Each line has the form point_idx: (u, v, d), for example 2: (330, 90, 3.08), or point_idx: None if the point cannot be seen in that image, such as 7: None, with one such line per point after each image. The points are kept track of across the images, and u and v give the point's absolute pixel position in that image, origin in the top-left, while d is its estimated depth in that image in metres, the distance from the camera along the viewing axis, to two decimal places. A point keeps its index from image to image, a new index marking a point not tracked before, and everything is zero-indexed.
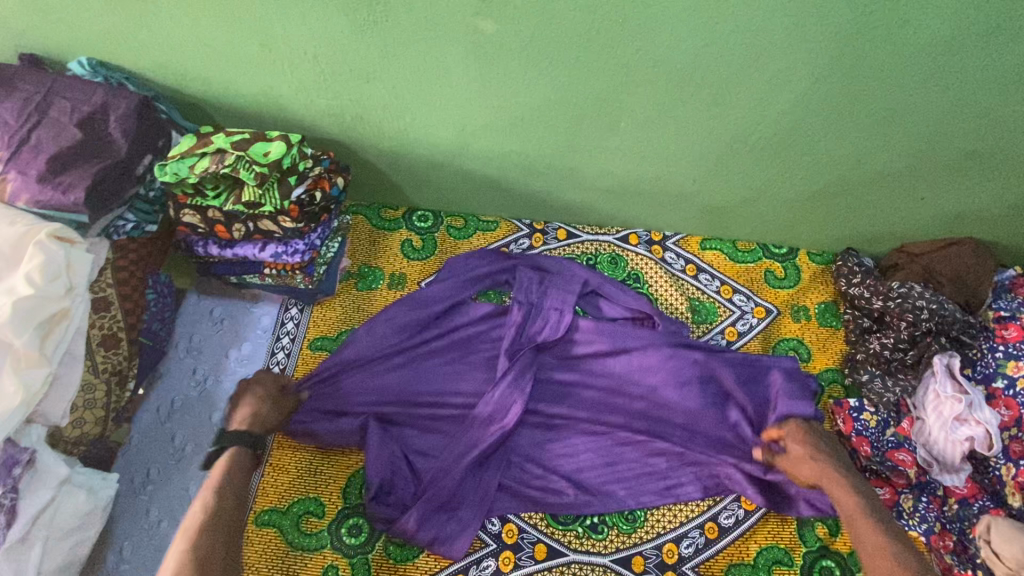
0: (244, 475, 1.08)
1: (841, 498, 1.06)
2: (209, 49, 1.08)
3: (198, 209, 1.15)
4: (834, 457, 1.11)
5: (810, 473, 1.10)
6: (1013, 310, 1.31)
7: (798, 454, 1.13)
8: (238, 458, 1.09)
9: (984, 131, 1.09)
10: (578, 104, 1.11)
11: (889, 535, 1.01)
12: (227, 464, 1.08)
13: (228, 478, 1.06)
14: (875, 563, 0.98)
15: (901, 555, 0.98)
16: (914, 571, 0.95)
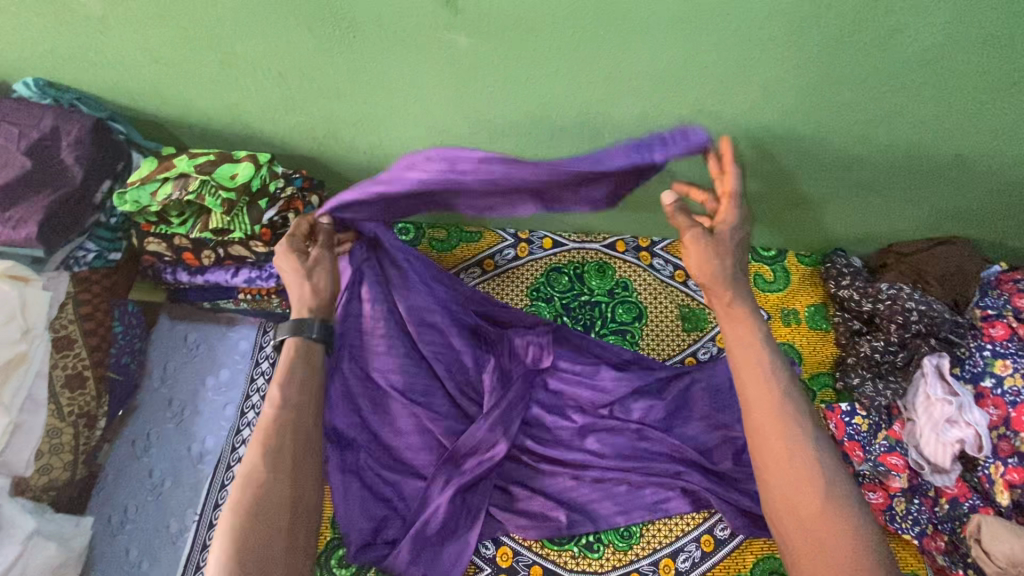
0: (311, 366, 0.95)
1: (740, 337, 0.95)
2: (166, 67, 1.01)
3: (163, 236, 1.10)
4: (734, 257, 1.00)
5: (708, 273, 0.98)
6: (999, 308, 1.31)
7: (722, 254, 0.99)
8: (299, 346, 0.96)
9: (973, 134, 1.07)
10: (560, 115, 1.07)
11: (781, 378, 0.92)
12: (293, 351, 0.95)
13: (294, 366, 0.93)
14: (750, 390, 0.91)
15: (783, 392, 0.90)
16: (789, 406, 0.90)
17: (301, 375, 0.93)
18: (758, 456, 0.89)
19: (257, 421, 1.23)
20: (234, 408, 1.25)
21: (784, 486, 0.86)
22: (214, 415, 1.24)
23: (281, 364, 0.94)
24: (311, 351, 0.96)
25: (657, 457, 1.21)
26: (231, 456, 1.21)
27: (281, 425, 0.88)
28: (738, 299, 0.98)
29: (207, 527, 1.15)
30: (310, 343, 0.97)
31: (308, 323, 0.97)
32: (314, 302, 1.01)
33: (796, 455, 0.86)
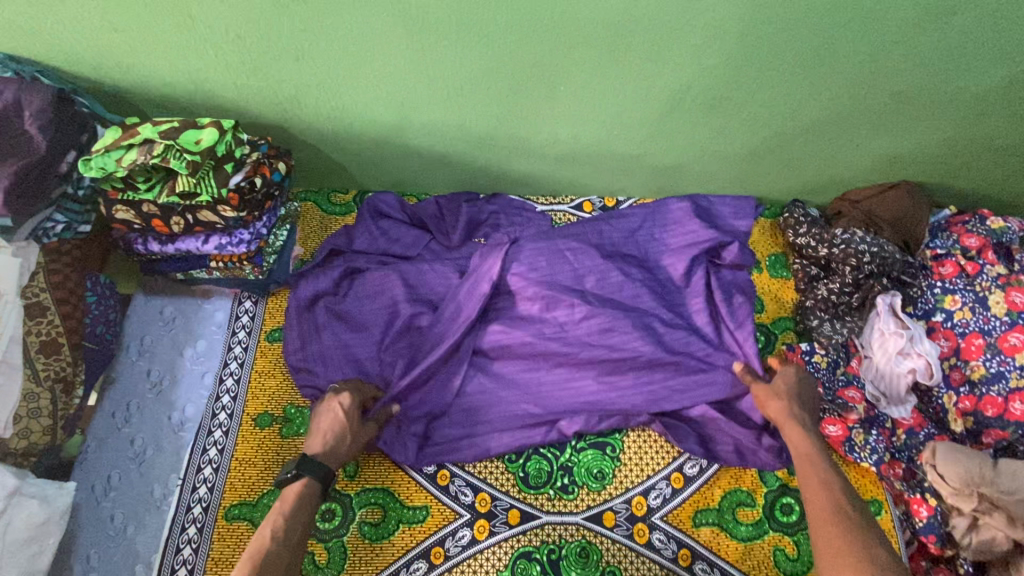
0: (311, 511, 1.02)
1: (794, 436, 1.13)
2: (125, 35, 1.03)
3: (131, 203, 1.11)
4: (804, 401, 1.18)
5: (775, 410, 1.16)
6: (948, 248, 1.37)
7: (784, 396, 1.18)
8: (309, 492, 1.03)
9: (905, 73, 1.13)
10: (516, 69, 1.10)
11: (841, 487, 1.04)
12: (302, 491, 1.03)
13: (296, 512, 1.00)
14: (811, 495, 1.05)
15: (841, 497, 1.02)
16: (847, 509, 1.01)
17: (303, 521, 1.00)
18: (813, 526, 1.02)
19: (236, 389, 1.26)
20: (213, 376, 1.27)
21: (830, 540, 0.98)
22: (193, 384, 1.26)
23: (286, 502, 1.01)
24: (314, 498, 1.04)
25: (631, 376, 1.23)
26: (213, 422, 1.23)
27: (274, 564, 0.93)
28: (795, 417, 1.15)
29: (191, 491, 1.17)
30: (321, 492, 1.05)
31: (331, 477, 1.05)
32: (339, 455, 1.08)
33: (839, 526, 0.98)
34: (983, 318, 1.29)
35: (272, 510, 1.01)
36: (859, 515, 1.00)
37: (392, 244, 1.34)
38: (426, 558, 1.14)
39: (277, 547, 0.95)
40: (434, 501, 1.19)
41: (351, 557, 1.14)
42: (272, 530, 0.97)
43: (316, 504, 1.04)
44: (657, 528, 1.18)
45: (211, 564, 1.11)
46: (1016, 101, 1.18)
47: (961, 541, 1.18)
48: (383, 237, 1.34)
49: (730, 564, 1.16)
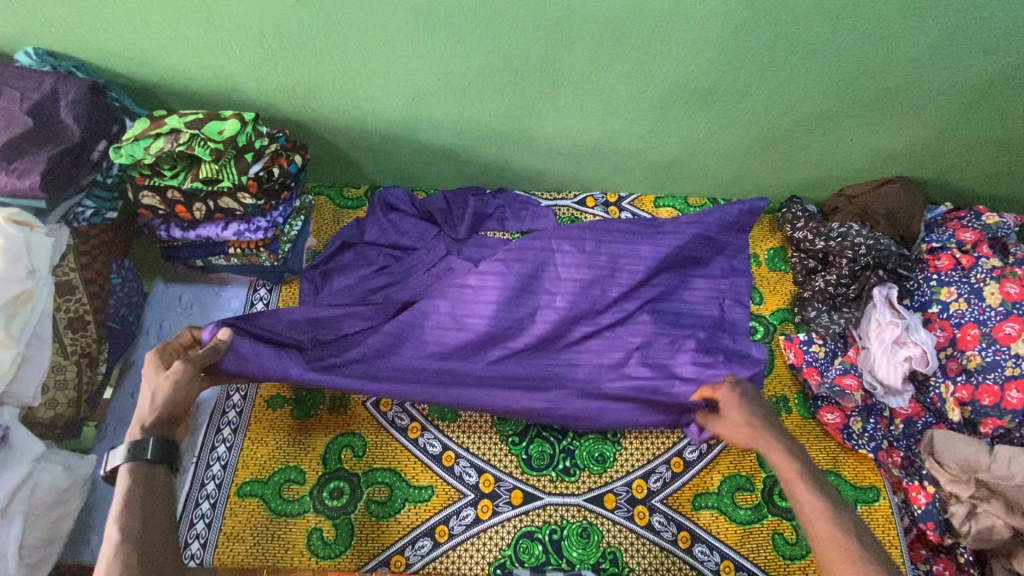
0: (153, 486, 0.91)
1: (772, 455, 1.01)
2: (155, 31, 1.10)
3: (157, 189, 1.17)
4: (771, 419, 1.07)
5: (739, 434, 1.08)
6: (944, 241, 1.40)
7: (744, 415, 1.08)
8: (138, 471, 0.91)
9: (893, 69, 1.17)
10: (519, 65, 1.16)
11: (837, 508, 0.91)
12: (128, 477, 0.90)
13: (134, 496, 0.89)
14: (808, 524, 0.92)
15: (838, 519, 0.90)
16: (849, 536, 0.88)
17: (145, 498, 0.89)
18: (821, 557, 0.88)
19: None
20: None
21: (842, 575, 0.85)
22: None
23: (116, 499, 0.88)
24: (151, 473, 0.92)
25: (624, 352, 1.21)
26: (227, 403, 1.28)
27: (128, 556, 0.82)
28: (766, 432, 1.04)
29: (205, 468, 1.21)
30: (149, 465, 0.92)
31: (140, 443, 0.92)
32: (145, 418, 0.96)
33: (850, 550, 0.86)
34: (978, 309, 1.31)
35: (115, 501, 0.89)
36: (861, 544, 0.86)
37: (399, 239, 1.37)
38: (431, 536, 1.17)
39: (122, 544, 0.83)
40: (438, 481, 1.22)
41: (358, 533, 1.17)
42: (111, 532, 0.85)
43: (157, 478, 0.92)
44: (657, 511, 1.21)
45: (223, 538, 1.16)
46: (1003, 96, 1.22)
47: (960, 528, 1.19)
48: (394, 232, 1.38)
49: (729, 547, 1.18)
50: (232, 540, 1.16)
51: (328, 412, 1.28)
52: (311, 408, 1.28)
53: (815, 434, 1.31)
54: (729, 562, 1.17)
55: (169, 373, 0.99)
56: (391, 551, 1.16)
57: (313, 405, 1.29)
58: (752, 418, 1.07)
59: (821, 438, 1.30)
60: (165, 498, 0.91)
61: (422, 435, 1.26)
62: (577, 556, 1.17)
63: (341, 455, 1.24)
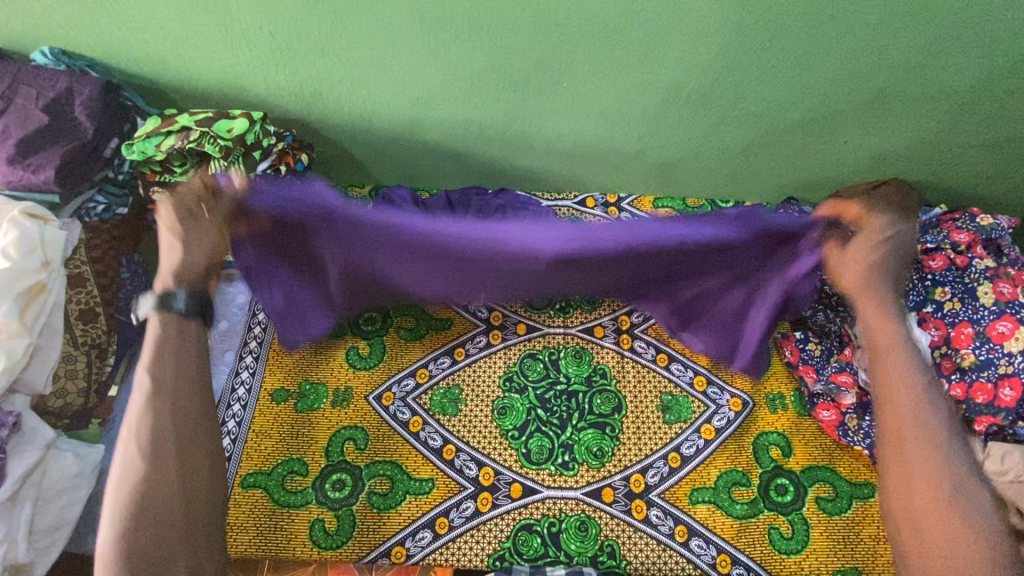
0: (181, 347, 1.00)
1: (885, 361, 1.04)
2: (168, 32, 1.13)
3: (166, 185, 1.20)
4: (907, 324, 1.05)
5: (873, 315, 1.04)
6: (940, 242, 1.40)
7: (885, 319, 1.04)
8: (168, 324, 0.99)
9: (887, 72, 1.20)
10: (522, 67, 1.19)
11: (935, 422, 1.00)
12: (161, 322, 0.99)
13: (164, 359, 0.98)
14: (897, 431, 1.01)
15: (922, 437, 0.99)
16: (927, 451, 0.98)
17: (177, 363, 0.99)
18: (884, 454, 1.03)
19: (255, 365, 1.34)
20: (233, 354, 1.35)
21: (894, 470, 1.02)
22: (214, 360, 1.34)
23: (146, 349, 0.98)
24: (182, 329, 1.00)
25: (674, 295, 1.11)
26: (231, 396, 1.30)
27: (156, 418, 0.95)
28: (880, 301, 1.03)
29: None
30: (175, 317, 1.00)
31: (169, 295, 0.99)
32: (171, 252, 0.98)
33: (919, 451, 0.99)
34: (972, 308, 1.33)
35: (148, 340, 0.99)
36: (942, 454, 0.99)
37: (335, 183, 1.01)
38: (432, 527, 1.19)
39: (154, 399, 0.95)
40: (439, 474, 1.24)
41: (359, 525, 1.19)
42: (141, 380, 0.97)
43: (189, 335, 1.01)
44: (655, 505, 1.22)
45: (227, 528, 1.18)
46: (996, 98, 1.24)
47: None
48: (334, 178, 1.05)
49: (726, 541, 1.20)
50: (236, 530, 1.18)
51: (330, 407, 1.30)
52: (314, 402, 1.30)
53: (811, 431, 1.31)
54: (726, 555, 1.19)
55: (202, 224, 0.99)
56: (392, 542, 1.18)
57: (316, 399, 1.31)
58: (866, 258, 0.99)
59: (817, 435, 1.31)
60: (194, 375, 1.01)
61: (424, 429, 1.28)
62: (575, 549, 1.19)
63: (343, 448, 1.26)
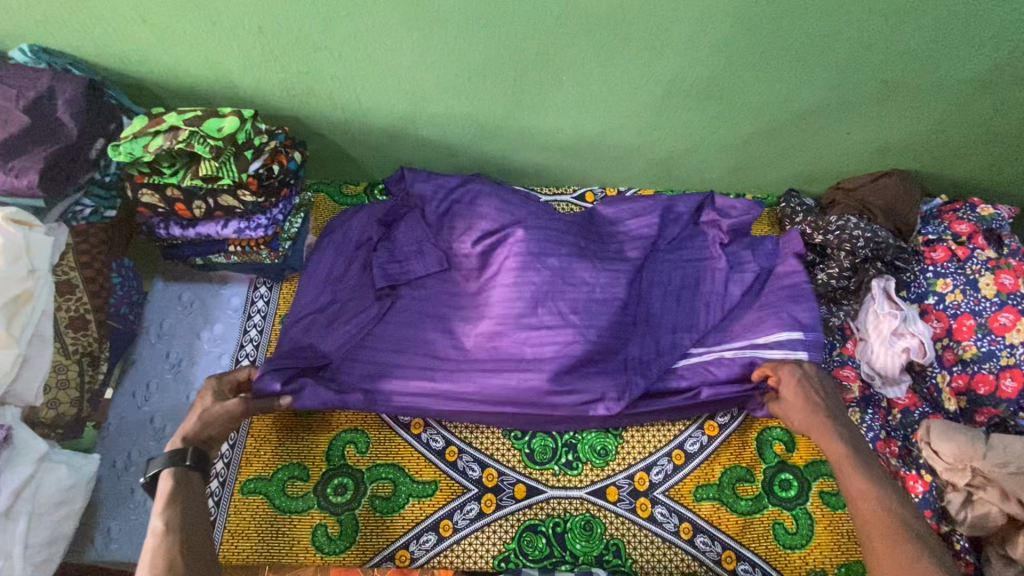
0: (191, 491, 1.02)
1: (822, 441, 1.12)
2: (153, 27, 1.09)
3: (156, 187, 1.16)
4: (866, 453, 1.09)
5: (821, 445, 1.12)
6: (940, 234, 1.41)
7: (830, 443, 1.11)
8: (179, 474, 1.02)
9: (891, 62, 1.18)
10: (519, 61, 1.16)
11: (883, 488, 1.03)
12: (171, 480, 1.01)
13: (176, 500, 0.99)
14: (857, 509, 1.03)
15: (882, 504, 1.01)
16: (888, 516, 0.99)
17: (185, 505, 1.00)
18: (867, 536, 1.00)
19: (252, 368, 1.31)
20: (229, 358, 1.32)
21: (882, 553, 0.97)
22: (210, 365, 1.31)
23: (159, 498, 0.99)
24: (190, 479, 1.03)
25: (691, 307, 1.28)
26: None
27: (175, 545, 0.94)
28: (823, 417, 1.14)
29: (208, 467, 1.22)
30: (187, 470, 1.03)
31: (182, 451, 1.04)
32: (188, 430, 1.09)
33: (882, 518, 1.00)
34: (974, 300, 1.32)
35: (161, 487, 1.01)
36: (903, 520, 0.98)
37: (414, 258, 1.32)
38: (436, 530, 1.18)
39: (165, 536, 0.95)
40: (442, 476, 1.23)
41: (362, 529, 1.18)
42: (156, 525, 0.97)
43: (195, 484, 1.03)
44: (659, 502, 1.22)
45: (228, 536, 1.16)
46: (997, 89, 1.24)
47: (957, 516, 1.21)
48: (401, 244, 1.33)
49: (731, 537, 1.20)
50: (238, 537, 1.16)
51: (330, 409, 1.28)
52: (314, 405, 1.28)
53: None
54: (730, 551, 1.19)
55: (224, 404, 1.13)
56: (396, 545, 1.17)
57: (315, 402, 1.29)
58: (794, 403, 1.17)
59: None
60: (196, 504, 1.01)
61: (425, 431, 1.27)
62: (580, 548, 1.18)
63: (344, 452, 1.24)
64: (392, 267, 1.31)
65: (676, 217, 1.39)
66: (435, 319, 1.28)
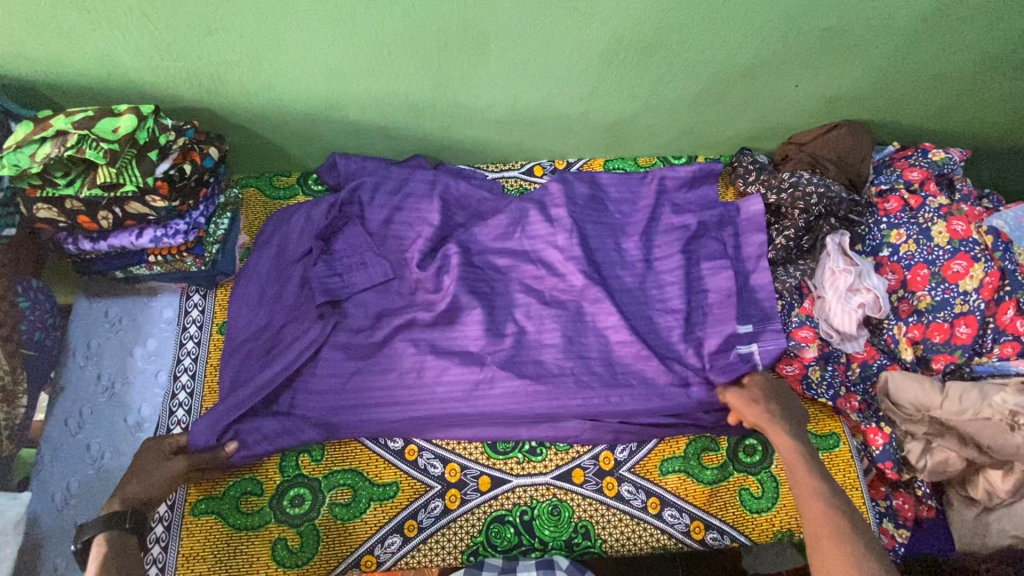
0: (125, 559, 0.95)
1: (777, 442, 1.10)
2: (21, 20, 0.97)
3: (53, 201, 1.07)
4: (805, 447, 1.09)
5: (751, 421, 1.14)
6: (892, 183, 1.39)
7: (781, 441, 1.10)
8: (113, 540, 0.96)
9: (833, 8, 1.13)
10: (440, 32, 1.07)
11: (830, 493, 0.98)
12: (106, 545, 0.95)
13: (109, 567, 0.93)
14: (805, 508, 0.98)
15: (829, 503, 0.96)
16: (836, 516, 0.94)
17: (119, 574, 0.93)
18: (810, 534, 0.94)
19: (192, 384, 1.23)
20: (167, 374, 1.24)
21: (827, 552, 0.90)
22: (147, 384, 1.23)
23: (91, 565, 0.93)
24: (125, 545, 0.97)
25: (644, 291, 1.27)
26: (171, 420, 1.20)
27: None
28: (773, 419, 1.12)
29: None
30: (124, 534, 0.98)
31: (121, 514, 0.98)
32: (129, 494, 1.03)
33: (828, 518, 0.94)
34: (927, 249, 1.31)
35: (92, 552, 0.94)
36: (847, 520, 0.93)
37: (357, 270, 1.25)
38: (401, 532, 1.15)
39: None
40: (404, 476, 1.19)
41: (324, 539, 1.14)
42: None
43: (130, 549, 0.97)
44: (626, 480, 1.20)
45: (182, 560, 1.11)
46: (943, 28, 1.19)
47: (917, 464, 1.22)
48: (341, 256, 1.26)
49: (698, 508, 1.19)
50: (193, 560, 1.11)
51: None
52: None
53: None
54: (699, 522, 1.19)
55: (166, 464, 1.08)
56: (361, 551, 1.14)
57: None
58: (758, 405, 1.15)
59: None
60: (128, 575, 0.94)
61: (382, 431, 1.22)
62: (549, 534, 1.16)
63: (299, 462, 1.19)
64: (332, 281, 1.24)
65: (622, 199, 1.35)
66: (387, 326, 1.22)
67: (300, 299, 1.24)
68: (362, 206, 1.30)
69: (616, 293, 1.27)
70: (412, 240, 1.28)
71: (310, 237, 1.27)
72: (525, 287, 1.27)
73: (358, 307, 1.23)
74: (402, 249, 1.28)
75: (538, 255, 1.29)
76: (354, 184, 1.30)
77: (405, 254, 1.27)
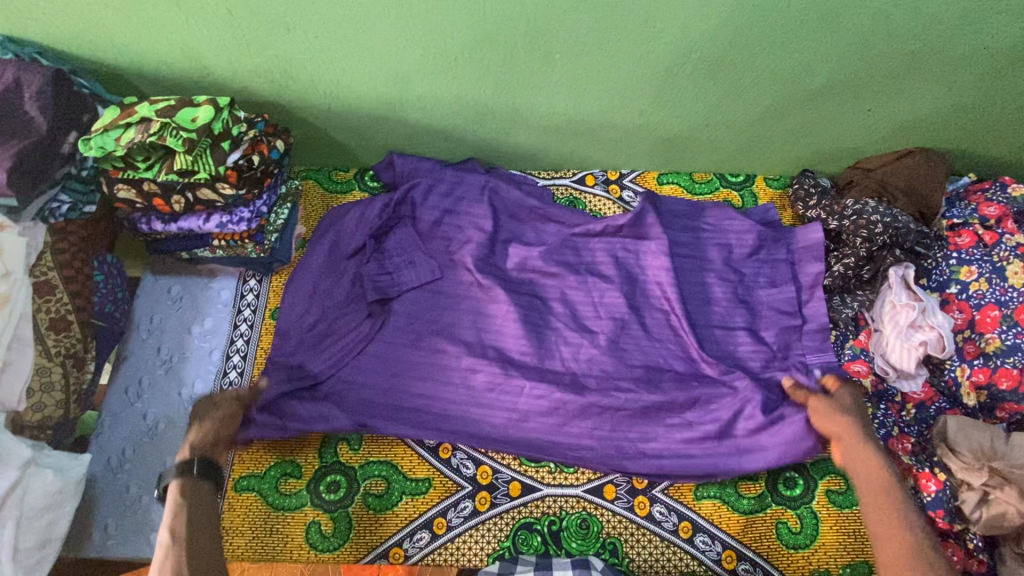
0: (199, 500, 1.01)
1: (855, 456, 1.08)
2: (117, 12, 1.03)
3: (132, 182, 1.13)
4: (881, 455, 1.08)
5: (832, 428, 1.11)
6: (966, 217, 1.31)
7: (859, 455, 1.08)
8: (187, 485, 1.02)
9: (917, 32, 1.08)
10: (508, 40, 1.09)
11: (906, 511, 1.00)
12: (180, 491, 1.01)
13: (183, 509, 0.99)
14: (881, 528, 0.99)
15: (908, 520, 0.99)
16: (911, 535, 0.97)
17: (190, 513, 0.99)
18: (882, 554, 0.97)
19: (243, 364, 1.28)
20: (220, 353, 1.29)
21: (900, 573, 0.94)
22: (201, 360, 1.29)
23: (167, 510, 0.99)
24: (198, 487, 1.03)
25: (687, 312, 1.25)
26: None
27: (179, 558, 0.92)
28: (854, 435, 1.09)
29: None
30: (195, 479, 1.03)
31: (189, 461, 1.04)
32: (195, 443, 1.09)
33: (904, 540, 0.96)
34: (1000, 289, 1.24)
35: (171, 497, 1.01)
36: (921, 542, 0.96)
37: (406, 268, 1.28)
38: (429, 528, 1.17)
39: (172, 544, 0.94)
40: (436, 473, 1.20)
41: (355, 527, 1.17)
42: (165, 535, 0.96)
43: (202, 491, 1.02)
44: (658, 501, 1.19)
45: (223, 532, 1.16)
46: None
47: (971, 516, 1.13)
48: (391, 255, 1.29)
49: (731, 537, 1.17)
50: (231, 534, 1.16)
51: None
52: None
53: None
54: (731, 551, 1.16)
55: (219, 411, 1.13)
56: (390, 543, 1.16)
57: None
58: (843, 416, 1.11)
59: None
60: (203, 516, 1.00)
61: None
62: (576, 547, 1.16)
63: (337, 449, 1.22)
64: (382, 280, 1.27)
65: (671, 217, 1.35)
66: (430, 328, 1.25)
67: (350, 295, 1.27)
68: (414, 206, 1.33)
69: (656, 312, 1.27)
70: (462, 242, 1.31)
71: (365, 233, 1.30)
72: (565, 299, 1.28)
73: (405, 307, 1.26)
74: (451, 250, 1.31)
75: (583, 270, 1.30)
76: (412, 188, 1.33)
77: (454, 255, 1.30)
